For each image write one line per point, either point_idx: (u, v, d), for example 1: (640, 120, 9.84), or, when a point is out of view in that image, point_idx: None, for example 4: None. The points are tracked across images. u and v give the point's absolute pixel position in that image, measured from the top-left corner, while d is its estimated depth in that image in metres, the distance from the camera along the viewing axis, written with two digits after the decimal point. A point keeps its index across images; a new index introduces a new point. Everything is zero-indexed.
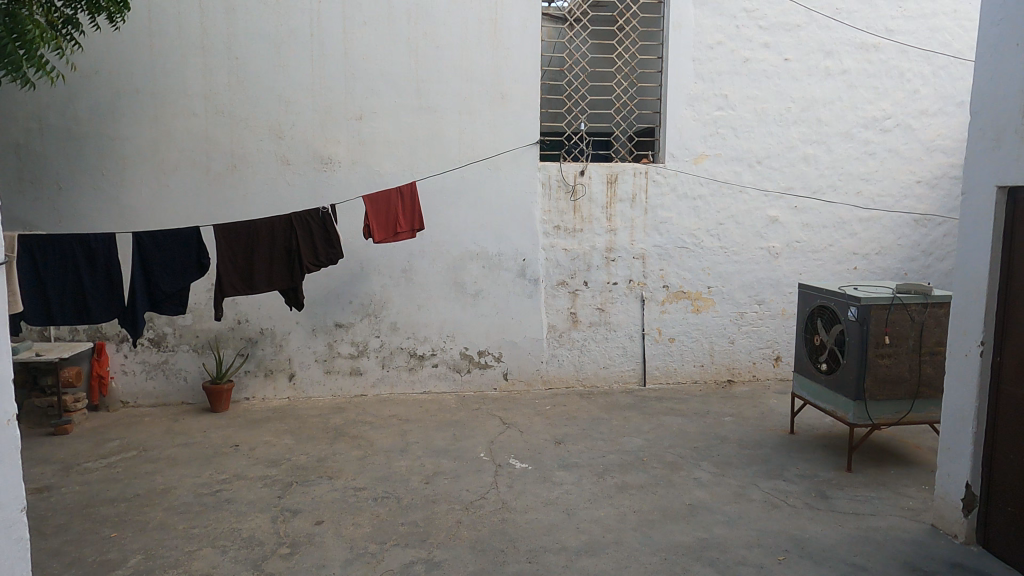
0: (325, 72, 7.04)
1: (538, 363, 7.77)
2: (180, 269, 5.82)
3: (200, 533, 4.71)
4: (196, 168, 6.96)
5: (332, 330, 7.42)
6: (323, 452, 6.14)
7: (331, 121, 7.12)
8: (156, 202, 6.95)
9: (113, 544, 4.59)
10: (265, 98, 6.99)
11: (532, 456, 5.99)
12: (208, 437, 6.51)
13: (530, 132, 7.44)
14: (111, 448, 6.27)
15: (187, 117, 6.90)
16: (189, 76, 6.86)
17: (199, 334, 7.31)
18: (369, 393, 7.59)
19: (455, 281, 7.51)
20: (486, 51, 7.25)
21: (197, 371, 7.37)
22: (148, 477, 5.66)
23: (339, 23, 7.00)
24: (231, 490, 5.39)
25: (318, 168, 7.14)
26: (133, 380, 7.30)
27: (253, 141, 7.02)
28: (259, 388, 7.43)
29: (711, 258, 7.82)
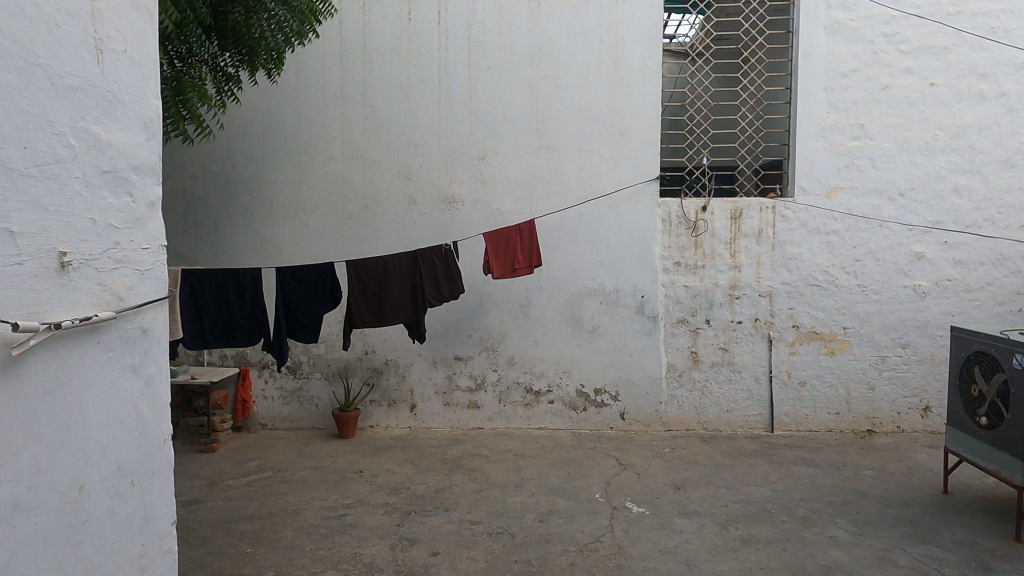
0: (451, 115, 7.39)
1: (656, 403, 7.55)
2: (316, 302, 6.25)
3: (326, 555, 4.93)
4: (333, 208, 7.50)
5: (452, 363, 7.63)
6: (441, 483, 6.26)
7: (456, 162, 7.43)
8: (297, 239, 7.52)
9: (249, 558, 4.91)
10: (396, 142, 7.44)
11: (650, 501, 5.78)
12: (335, 462, 6.85)
13: (651, 168, 7.35)
14: (250, 467, 6.76)
15: (326, 161, 7.47)
16: (329, 124, 7.44)
17: (330, 363, 7.76)
18: (485, 427, 7.68)
19: (572, 317, 7.50)
20: (606, 89, 7.32)
21: (328, 399, 7.81)
22: (281, 497, 6.04)
23: (466, 69, 7.35)
24: (354, 515, 5.62)
25: (443, 206, 7.45)
26: (272, 405, 7.86)
27: (384, 183, 7.46)
28: (383, 417, 7.75)
29: (847, 297, 7.29)
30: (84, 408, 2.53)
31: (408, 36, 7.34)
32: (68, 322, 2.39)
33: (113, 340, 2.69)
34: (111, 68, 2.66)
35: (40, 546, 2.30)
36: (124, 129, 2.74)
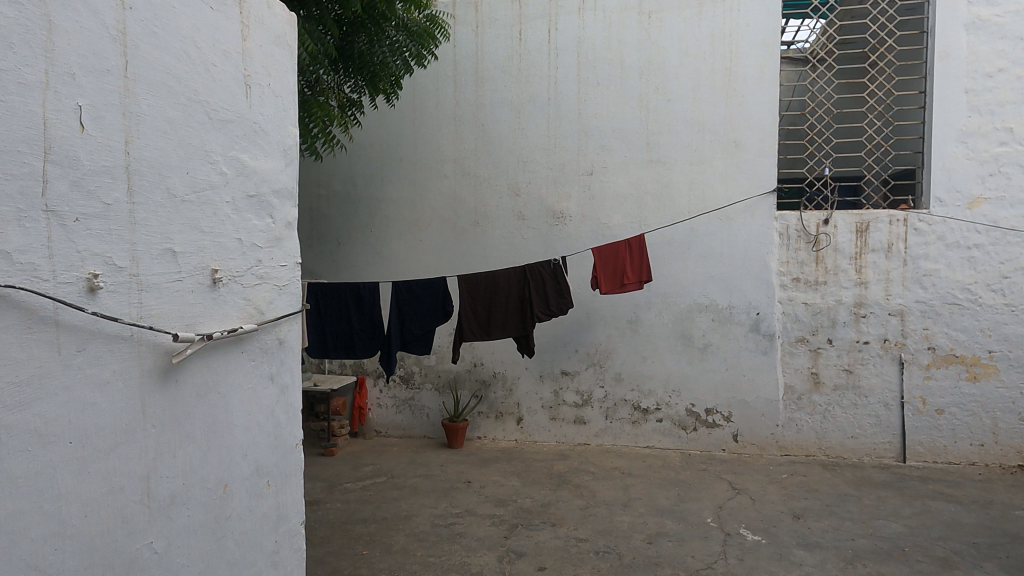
0: (560, 131, 7.45)
1: (772, 426, 7.19)
2: (429, 315, 6.47)
3: (436, 562, 5.07)
4: (445, 224, 7.75)
5: (559, 378, 7.64)
6: (547, 497, 6.27)
7: (565, 178, 7.48)
8: (411, 254, 7.84)
9: (365, 560, 5.13)
10: (506, 159, 7.59)
11: (766, 529, 5.50)
12: (445, 471, 7.03)
13: (768, 180, 7.06)
14: (366, 471, 7.08)
15: (439, 179, 7.75)
16: (443, 143, 7.72)
17: (441, 374, 8.00)
18: (592, 443, 7.62)
19: (682, 334, 7.31)
20: (719, 100, 7.12)
21: (438, 409, 8.05)
22: (394, 502, 6.27)
23: (575, 85, 7.40)
24: (463, 524, 5.74)
25: (551, 222, 7.51)
26: (386, 413, 8.20)
27: (494, 199, 7.63)
28: (491, 429, 7.87)
29: (992, 318, 6.65)
30: (230, 413, 2.76)
31: (518, 56, 7.50)
32: (218, 334, 2.62)
33: (255, 350, 2.92)
34: (257, 101, 2.91)
35: (190, 538, 2.52)
36: (268, 157, 2.99)
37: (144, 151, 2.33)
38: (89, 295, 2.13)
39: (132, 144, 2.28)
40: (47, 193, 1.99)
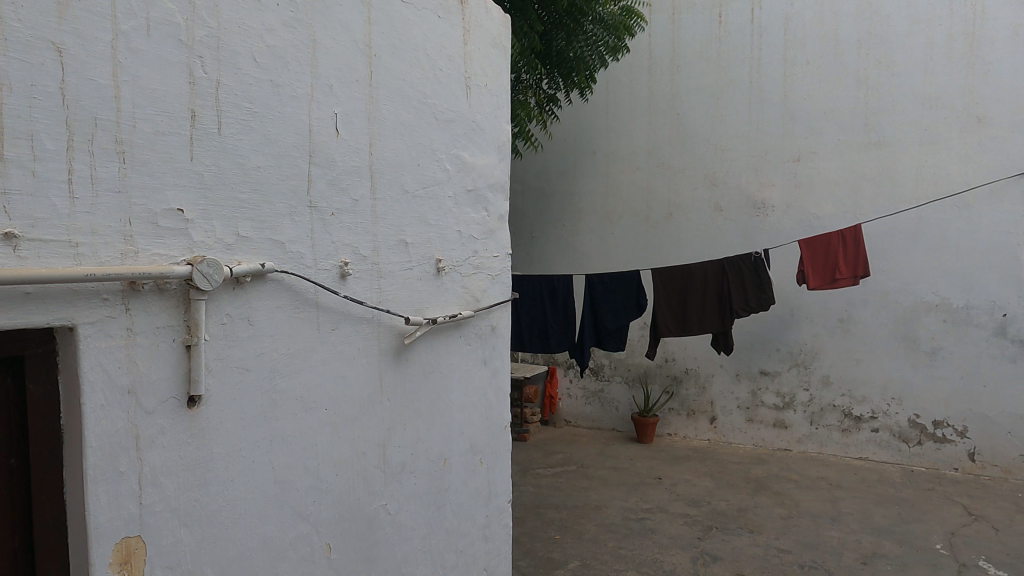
0: (763, 116, 7.01)
1: (1021, 447, 6.18)
2: (622, 308, 6.44)
3: (628, 555, 5.06)
4: (637, 217, 7.67)
5: (757, 377, 7.22)
6: (744, 502, 5.96)
7: (767, 165, 7.02)
8: (603, 247, 7.85)
9: (557, 545, 5.26)
10: (702, 148, 7.31)
11: (1014, 565, 4.74)
12: (634, 465, 6.98)
13: (1020, 161, 6.05)
14: (556, 459, 7.25)
15: (632, 171, 7.67)
16: (636, 135, 7.63)
17: (631, 368, 7.95)
18: (794, 449, 7.11)
19: (905, 336, 6.53)
20: (958, 71, 6.23)
21: (627, 403, 8.01)
22: (585, 491, 6.35)
23: (781, 65, 6.91)
24: (654, 521, 5.66)
25: (752, 213, 7.10)
26: (576, 403, 8.34)
27: (689, 190, 7.39)
28: (682, 426, 7.67)
29: None
30: (450, 392, 2.97)
31: (718, 40, 7.18)
32: (442, 318, 2.84)
33: (471, 335, 3.12)
34: (476, 101, 3.09)
35: (416, 504, 2.77)
36: (484, 154, 3.17)
37: (384, 151, 2.58)
38: (340, 281, 2.42)
39: (374, 145, 2.54)
40: (311, 191, 2.29)
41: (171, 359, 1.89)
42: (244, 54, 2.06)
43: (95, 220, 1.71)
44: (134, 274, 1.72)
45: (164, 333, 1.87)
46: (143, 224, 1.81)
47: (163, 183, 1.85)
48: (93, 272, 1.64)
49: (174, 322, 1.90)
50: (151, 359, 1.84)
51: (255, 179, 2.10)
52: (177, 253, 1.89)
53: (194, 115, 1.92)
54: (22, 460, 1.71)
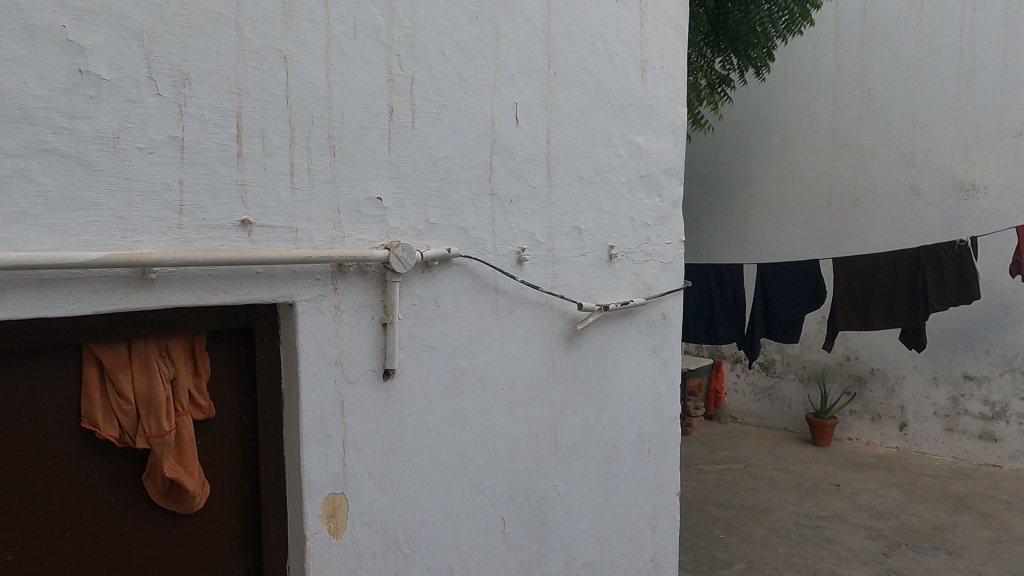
0: (975, 86, 6.16)
1: None
2: (798, 299, 6.02)
3: (801, 563, 4.74)
4: (817, 202, 7.09)
5: (960, 382, 6.42)
6: (940, 520, 5.34)
7: (979, 142, 6.16)
8: (778, 235, 7.37)
9: (722, 544, 5.07)
10: (897, 125, 6.59)
11: None
12: (808, 469, 6.52)
13: None
14: (721, 456, 6.97)
15: (813, 153, 7.11)
16: (819, 113, 7.06)
17: (806, 365, 7.41)
18: (1004, 466, 6.24)
19: None
20: None
21: (802, 402, 7.48)
22: (752, 492, 6.05)
23: (1000, 26, 6.01)
24: (831, 530, 5.25)
25: (958, 196, 6.28)
26: (743, 399, 7.95)
27: (880, 172, 6.70)
28: (865, 431, 7.03)
29: None
30: (619, 380, 2.96)
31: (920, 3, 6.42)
32: (614, 305, 2.83)
33: (642, 323, 3.08)
34: (652, 84, 3.03)
35: (585, 488, 2.80)
36: (659, 138, 3.10)
37: (561, 139, 2.62)
38: (518, 266, 2.50)
39: (552, 133, 2.58)
40: (493, 179, 2.38)
41: (371, 335, 2.06)
42: (435, 51, 2.18)
43: (311, 208, 1.91)
44: (342, 257, 1.90)
45: (365, 311, 2.05)
46: (349, 211, 1.99)
47: (366, 174, 2.03)
48: (309, 255, 1.84)
49: (373, 302, 2.07)
50: (354, 335, 2.03)
51: (443, 168, 2.22)
52: (375, 238, 2.06)
53: (392, 110, 2.07)
54: (252, 418, 1.98)
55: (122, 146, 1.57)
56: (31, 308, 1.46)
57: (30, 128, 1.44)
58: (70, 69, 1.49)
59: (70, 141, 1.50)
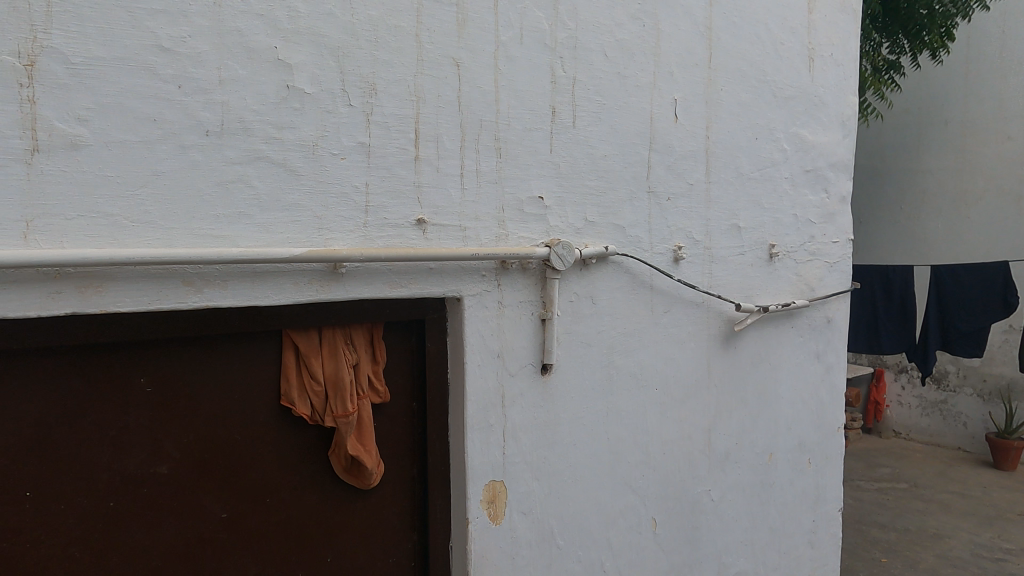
0: None
1: None
2: (982, 307, 5.40)
3: None
4: (1005, 197, 6.30)
5: None
6: None
7: None
8: (955, 234, 6.64)
9: (884, 568, 4.68)
10: None
11: None
12: (988, 495, 5.84)
13: None
14: (882, 473, 6.43)
15: (1000, 141, 6.33)
16: (1008, 96, 6.27)
17: (987, 378, 6.63)
18: None
19: None
20: None
21: (981, 419, 6.71)
22: (920, 515, 5.52)
23: None
24: (1017, 565, 4.68)
25: None
26: (908, 412, 7.28)
27: None
28: None
29: None
30: (778, 385, 2.83)
31: None
32: (774, 307, 2.70)
33: (804, 326, 2.92)
34: (819, 74, 2.86)
35: (740, 495, 2.71)
36: (826, 130, 2.91)
37: (721, 135, 2.54)
38: (674, 265, 2.46)
39: (711, 128, 2.52)
40: (650, 177, 2.36)
41: (530, 330, 2.13)
42: (596, 51, 2.20)
43: (479, 207, 2.00)
44: (506, 254, 1.98)
45: (525, 307, 2.11)
46: (513, 211, 2.07)
47: (529, 174, 2.09)
48: (477, 252, 1.93)
49: (533, 298, 2.13)
50: (515, 329, 2.10)
51: (602, 167, 2.24)
52: (537, 236, 2.12)
53: (554, 111, 2.13)
54: (421, 405, 2.11)
55: (319, 153, 1.74)
56: (245, 298, 1.66)
57: (248, 139, 1.64)
58: (280, 84, 1.68)
59: (279, 149, 1.68)
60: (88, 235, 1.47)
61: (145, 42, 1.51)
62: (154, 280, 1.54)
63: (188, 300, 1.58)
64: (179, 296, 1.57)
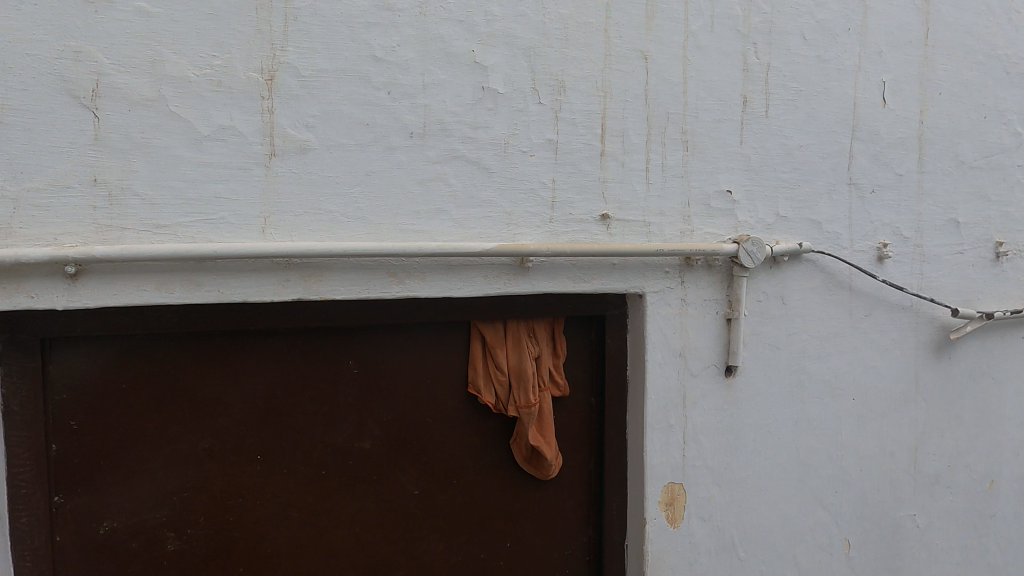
0: None
1: None
2: None
3: None
4: None
5: None
6: None
7: None
8: None
9: None
10: None
11: None
12: None
13: None
14: None
15: None
16: None
17: None
18: None
19: None
20: None
21: None
22: None
23: None
24: None
25: None
26: None
27: None
28: None
29: None
30: (1003, 404, 2.47)
31: None
32: (1000, 313, 2.37)
33: None
34: None
35: (951, 524, 2.41)
36: None
37: (937, 119, 2.27)
38: (878, 264, 2.24)
39: (926, 112, 2.26)
40: (852, 167, 2.17)
41: (714, 330, 2.05)
42: (793, 34, 2.06)
43: (664, 202, 1.96)
44: (692, 250, 1.91)
45: (710, 306, 2.04)
46: (699, 206, 2.00)
47: (717, 167, 2.01)
48: (661, 247, 1.89)
49: (719, 297, 2.04)
50: (698, 328, 2.03)
51: (798, 158, 2.09)
52: (724, 232, 2.03)
53: (746, 100, 2.02)
54: (599, 400, 2.10)
55: (510, 151, 1.80)
56: (440, 289, 1.76)
57: (446, 139, 1.74)
58: (476, 86, 1.76)
59: (474, 148, 1.76)
60: (312, 229, 1.63)
61: (361, 53, 1.65)
62: (364, 271, 1.68)
63: (391, 290, 1.71)
64: (384, 286, 1.71)
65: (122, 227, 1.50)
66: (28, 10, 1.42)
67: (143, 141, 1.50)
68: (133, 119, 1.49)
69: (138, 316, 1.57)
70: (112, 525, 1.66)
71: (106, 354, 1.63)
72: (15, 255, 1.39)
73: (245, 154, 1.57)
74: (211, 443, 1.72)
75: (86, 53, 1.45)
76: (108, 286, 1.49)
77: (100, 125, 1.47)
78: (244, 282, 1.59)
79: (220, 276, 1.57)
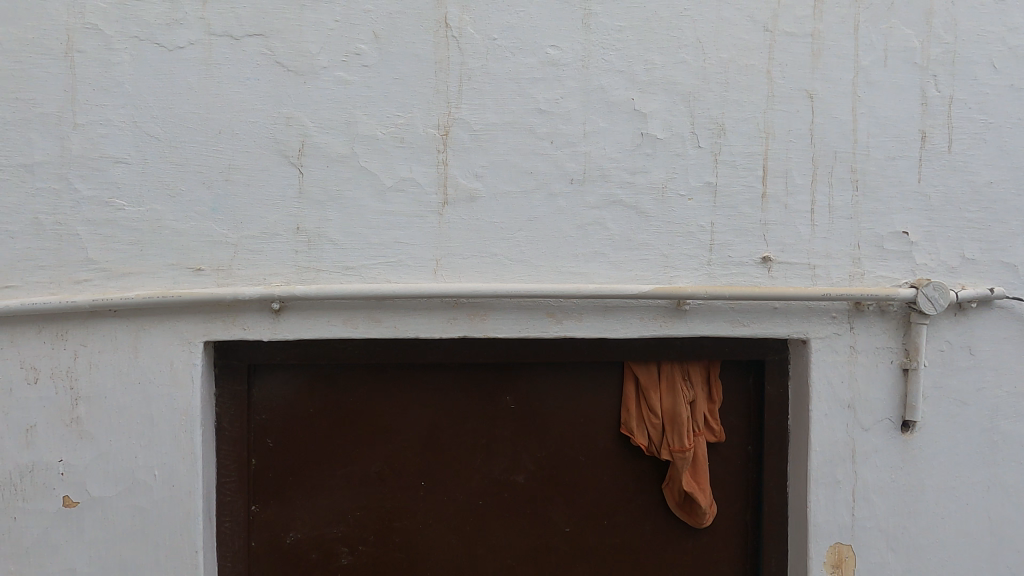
0: None
1: None
2: None
3: None
4: None
5: None
6: None
7: None
8: None
9: None
10: None
11: None
12: None
13: None
14: None
15: None
16: None
17: None
18: None
19: None
20: None
21: None
22: None
23: None
24: None
25: None
26: None
27: None
28: None
29: None
30: None
31: None
32: None
33: None
34: None
35: None
36: None
37: None
38: None
39: None
40: None
41: (889, 380, 1.90)
42: (982, 62, 1.91)
43: (830, 244, 1.88)
44: (863, 295, 1.81)
45: (884, 354, 1.90)
46: (871, 248, 1.89)
47: (892, 207, 1.89)
48: (827, 292, 1.81)
49: (894, 345, 1.90)
50: (870, 378, 1.90)
51: (988, 196, 1.92)
52: (900, 275, 1.90)
53: (925, 135, 1.90)
54: (757, 448, 2.02)
55: (669, 194, 1.81)
56: (596, 330, 1.79)
57: (605, 185, 1.79)
58: (635, 132, 1.80)
59: (632, 193, 1.80)
60: (479, 271, 1.74)
61: (527, 106, 1.76)
62: (525, 311, 1.76)
63: (550, 330, 1.77)
64: (543, 326, 1.77)
65: (318, 269, 1.69)
66: (252, 84, 1.67)
67: (337, 193, 1.69)
68: (330, 173, 1.69)
69: (326, 348, 1.76)
70: (296, 536, 1.84)
71: (298, 381, 1.83)
72: (234, 293, 1.62)
73: (421, 202, 1.72)
74: (381, 467, 1.87)
75: (295, 119, 1.68)
76: (304, 321, 1.69)
77: (303, 180, 1.68)
78: (417, 319, 1.72)
79: (397, 313, 1.72)
